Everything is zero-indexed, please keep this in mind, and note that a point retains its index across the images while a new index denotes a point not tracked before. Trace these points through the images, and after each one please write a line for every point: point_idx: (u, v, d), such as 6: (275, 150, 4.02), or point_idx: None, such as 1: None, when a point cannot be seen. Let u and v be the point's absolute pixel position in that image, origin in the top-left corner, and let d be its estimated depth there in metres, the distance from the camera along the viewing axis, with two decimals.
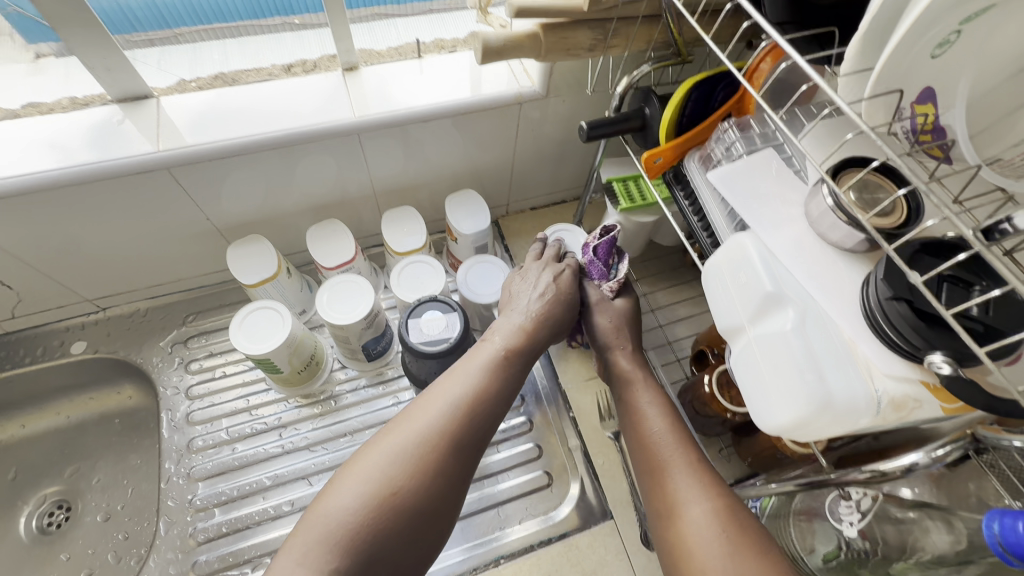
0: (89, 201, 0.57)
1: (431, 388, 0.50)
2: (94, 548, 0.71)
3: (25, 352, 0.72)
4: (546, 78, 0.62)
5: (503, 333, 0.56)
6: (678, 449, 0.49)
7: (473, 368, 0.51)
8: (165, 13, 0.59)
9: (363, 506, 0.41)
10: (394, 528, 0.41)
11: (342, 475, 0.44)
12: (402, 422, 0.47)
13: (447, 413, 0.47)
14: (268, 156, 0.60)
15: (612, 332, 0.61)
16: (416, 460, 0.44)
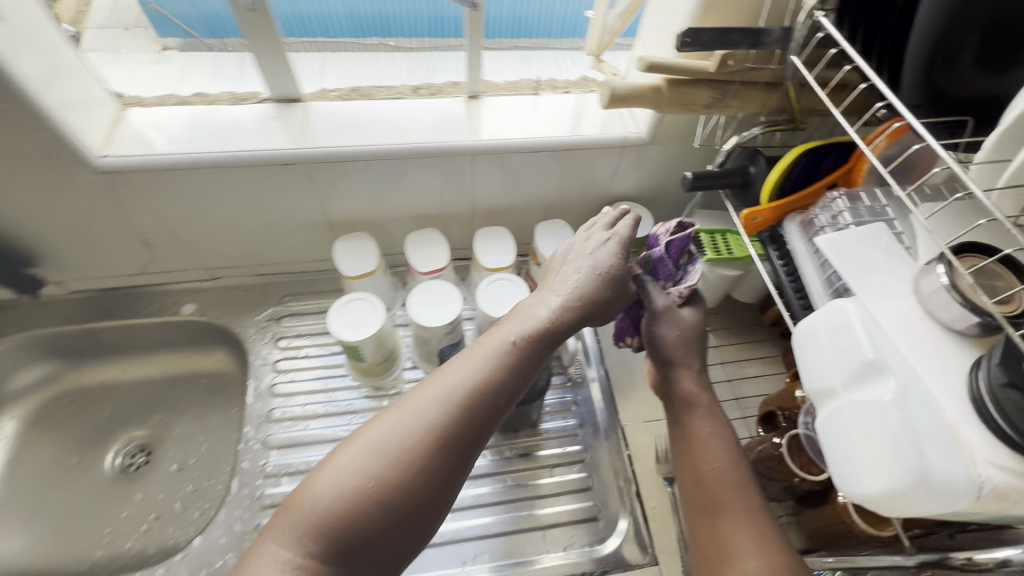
0: (237, 182, 0.64)
1: (447, 365, 0.43)
2: (166, 495, 0.77)
3: (144, 305, 0.80)
4: (654, 126, 0.67)
5: (523, 324, 0.46)
6: (738, 491, 0.49)
7: (490, 357, 0.43)
8: (328, 24, 0.68)
9: (356, 481, 0.37)
10: (384, 517, 0.37)
11: (334, 450, 0.39)
12: (411, 397, 0.41)
13: (463, 396, 0.41)
14: (395, 163, 0.67)
15: (676, 350, 0.56)
16: (401, 449, 0.38)
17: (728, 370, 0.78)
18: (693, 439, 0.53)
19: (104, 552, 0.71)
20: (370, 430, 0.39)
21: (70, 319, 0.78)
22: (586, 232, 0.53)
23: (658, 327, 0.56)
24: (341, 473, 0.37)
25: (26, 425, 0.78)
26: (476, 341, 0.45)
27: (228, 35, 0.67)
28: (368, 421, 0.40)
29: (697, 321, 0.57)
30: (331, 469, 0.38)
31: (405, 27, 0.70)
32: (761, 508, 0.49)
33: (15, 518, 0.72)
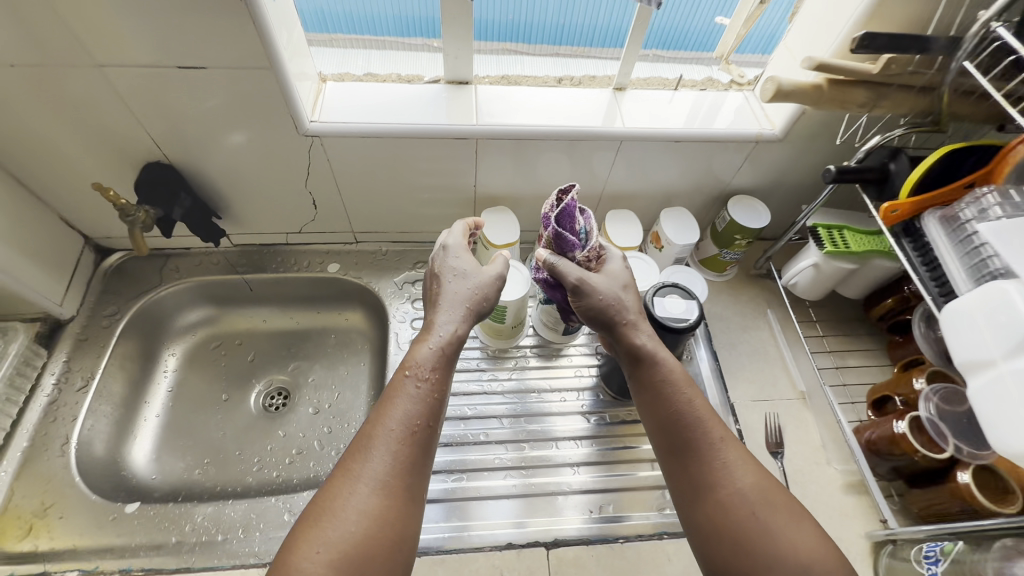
0: (411, 152, 0.72)
1: (383, 404, 0.50)
2: (305, 433, 0.84)
3: (294, 261, 0.88)
4: (790, 124, 0.72)
5: (428, 351, 0.54)
6: (697, 424, 0.53)
7: (413, 397, 0.51)
8: (509, 30, 0.77)
9: (349, 538, 0.43)
10: (371, 544, 0.43)
11: (311, 521, 0.44)
12: (346, 464, 0.47)
13: (399, 430, 0.48)
14: (549, 145, 0.74)
15: (606, 317, 0.60)
16: (353, 510, 0.44)
17: (835, 359, 0.82)
18: (659, 391, 0.56)
19: (255, 478, 0.79)
20: (339, 494, 0.45)
21: (230, 269, 0.87)
22: (448, 246, 0.63)
23: (584, 297, 0.60)
24: (331, 538, 0.43)
25: (184, 362, 0.87)
26: (398, 378, 0.52)
27: (430, 36, 0.75)
28: (331, 495, 0.45)
29: (621, 283, 0.62)
30: (314, 543, 0.43)
31: (582, 33, 0.78)
32: (722, 437, 0.53)
33: (178, 441, 0.81)
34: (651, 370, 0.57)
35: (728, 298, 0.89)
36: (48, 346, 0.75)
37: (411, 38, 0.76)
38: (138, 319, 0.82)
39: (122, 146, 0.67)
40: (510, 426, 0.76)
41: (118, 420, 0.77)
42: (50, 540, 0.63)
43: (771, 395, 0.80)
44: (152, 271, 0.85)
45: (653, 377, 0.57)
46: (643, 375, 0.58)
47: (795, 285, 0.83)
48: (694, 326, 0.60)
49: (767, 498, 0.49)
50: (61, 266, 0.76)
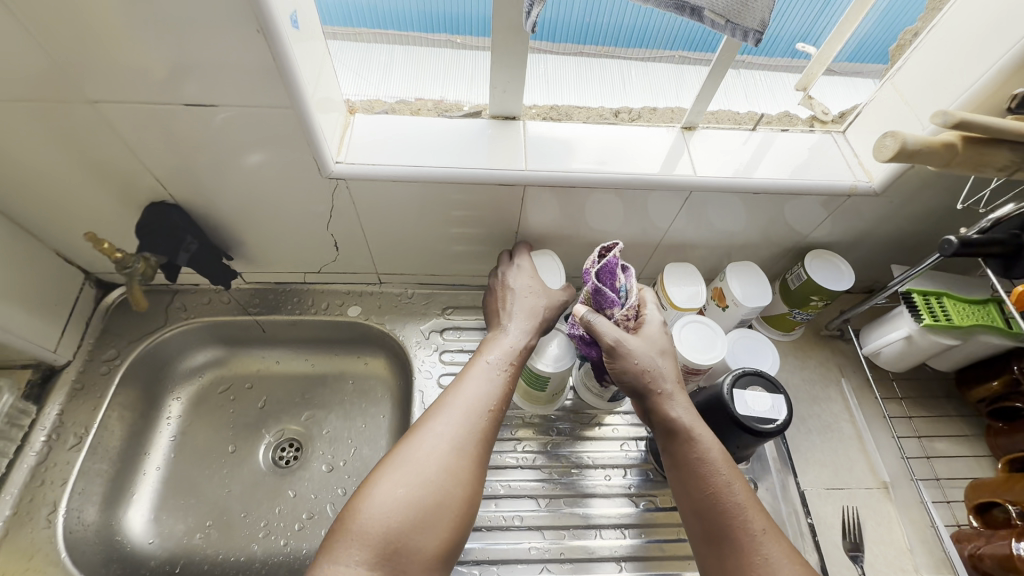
0: (449, 198, 0.63)
1: (453, 389, 0.57)
2: (317, 495, 0.76)
3: (312, 302, 0.80)
4: (892, 178, 0.62)
5: (500, 353, 0.61)
6: (734, 512, 0.47)
7: (485, 380, 0.58)
8: (576, 34, 0.66)
9: (418, 495, 0.49)
10: (430, 506, 0.49)
11: (379, 478, 0.50)
12: (422, 430, 0.53)
13: (475, 407, 0.55)
14: (608, 194, 0.64)
15: (640, 384, 0.54)
16: (430, 468, 0.50)
17: (922, 442, 0.71)
18: (694, 471, 0.50)
19: (261, 546, 0.71)
20: (405, 459, 0.51)
21: (242, 309, 0.79)
22: (521, 265, 0.68)
23: (619, 360, 0.54)
24: (398, 495, 0.48)
25: (190, 407, 0.80)
26: (472, 365, 0.60)
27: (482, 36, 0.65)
28: (398, 460, 0.51)
29: (660, 347, 0.56)
30: (386, 494, 0.49)
31: (667, 34, 0.65)
32: (763, 528, 0.46)
33: (178, 501, 0.73)
34: (683, 444, 0.51)
35: (795, 362, 0.79)
36: (40, 395, 0.68)
37: (436, 33, 0.64)
38: (141, 363, 0.75)
39: (123, 184, 0.59)
40: (548, 509, 0.67)
41: (114, 478, 0.70)
42: None
43: (847, 482, 0.70)
44: (158, 308, 0.78)
45: (687, 455, 0.50)
46: (675, 449, 0.51)
47: (878, 355, 0.72)
48: (784, 430, 0.50)
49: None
50: (57, 306, 0.69)
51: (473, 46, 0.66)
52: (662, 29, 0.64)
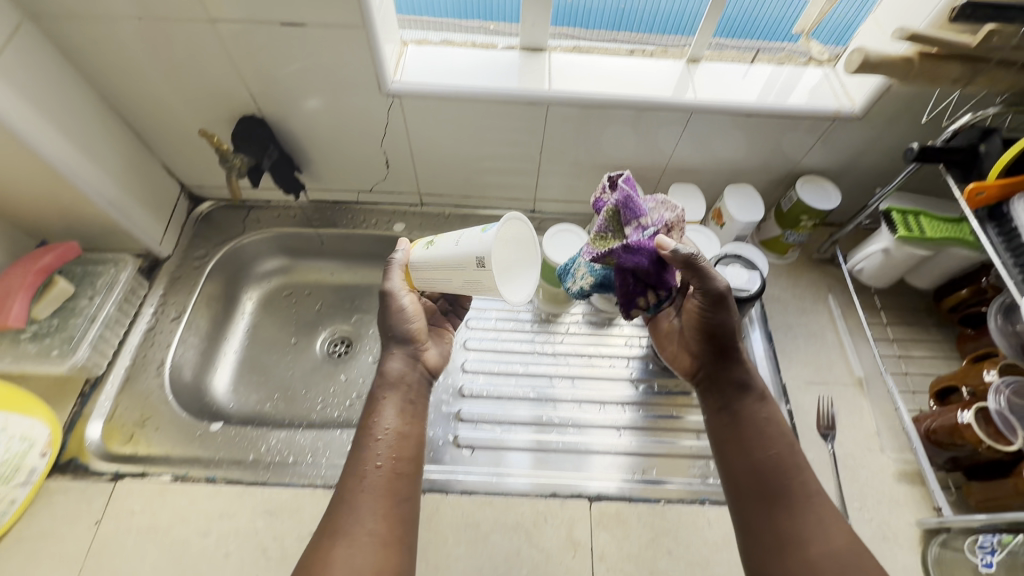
0: (484, 115, 0.75)
1: (353, 454, 0.57)
2: (364, 379, 0.90)
3: (363, 218, 0.93)
4: (871, 102, 0.70)
5: (392, 405, 0.61)
6: (793, 471, 0.55)
7: (389, 417, 0.60)
8: (597, 18, 0.78)
9: (367, 567, 0.49)
10: (383, 569, 0.50)
11: (322, 559, 0.49)
12: (354, 488, 0.54)
13: (388, 457, 0.57)
14: (619, 115, 0.75)
15: (727, 343, 0.61)
16: (370, 517, 0.52)
17: (898, 347, 0.80)
18: (759, 432, 0.58)
19: (319, 416, 0.85)
20: (338, 529, 0.51)
21: (305, 222, 0.93)
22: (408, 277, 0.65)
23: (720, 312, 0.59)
24: (347, 571, 0.48)
25: (260, 305, 0.95)
26: (371, 402, 0.61)
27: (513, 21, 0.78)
28: (333, 530, 0.51)
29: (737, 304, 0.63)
30: (333, 571, 0.48)
31: (675, 17, 0.77)
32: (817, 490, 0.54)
33: (252, 376, 0.88)
34: (754, 413, 0.60)
35: (787, 281, 0.88)
36: (148, 280, 0.83)
37: (471, 20, 0.78)
38: (224, 262, 0.90)
39: (224, 97, 0.73)
40: (559, 386, 0.79)
41: (202, 352, 0.85)
42: (148, 447, 0.71)
43: (826, 378, 0.79)
44: (237, 219, 0.92)
45: (758, 420, 0.59)
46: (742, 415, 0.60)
47: (861, 271, 0.81)
48: (756, 296, 0.61)
49: (861, 556, 0.49)
50: (161, 208, 0.84)
51: (504, 32, 0.79)
52: (693, 13, 0.76)
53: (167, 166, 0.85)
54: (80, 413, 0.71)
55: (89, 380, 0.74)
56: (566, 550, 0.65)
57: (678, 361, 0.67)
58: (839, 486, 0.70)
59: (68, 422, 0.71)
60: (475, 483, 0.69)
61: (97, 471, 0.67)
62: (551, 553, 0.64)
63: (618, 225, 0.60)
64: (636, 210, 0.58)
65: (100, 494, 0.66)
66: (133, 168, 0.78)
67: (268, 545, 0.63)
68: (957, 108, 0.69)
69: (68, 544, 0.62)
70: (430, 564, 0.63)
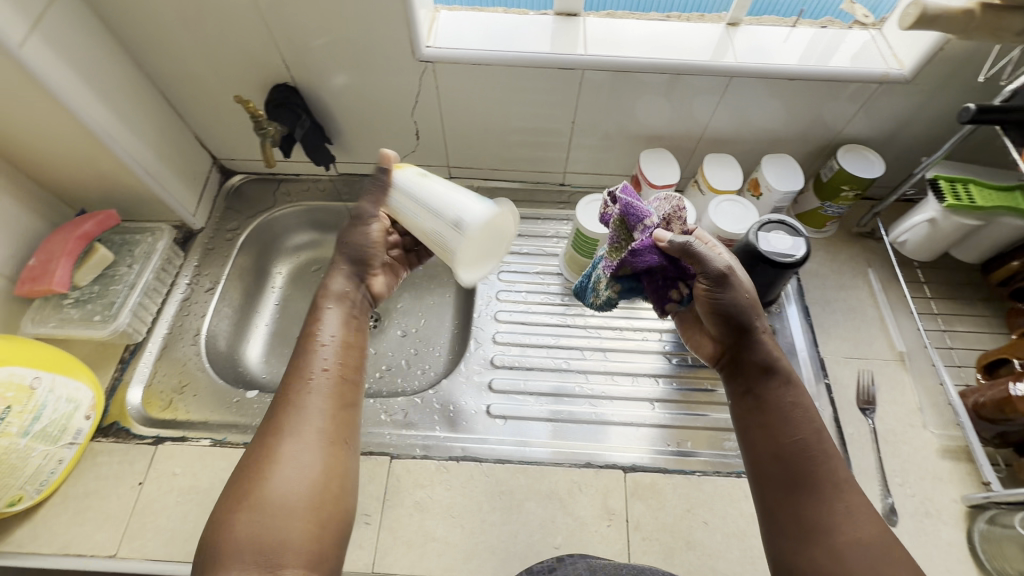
0: (518, 82, 0.74)
1: (296, 359, 0.54)
2: (394, 352, 0.90)
3: None
4: (923, 64, 0.67)
5: (339, 313, 0.58)
6: (822, 461, 0.51)
7: (331, 326, 0.57)
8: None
9: (312, 466, 0.48)
10: (322, 472, 0.49)
11: (262, 462, 0.48)
12: (299, 396, 0.52)
13: (327, 370, 0.54)
14: (655, 80, 0.74)
15: (743, 323, 0.56)
16: (312, 431, 0.50)
17: (942, 322, 0.77)
18: (782, 417, 0.53)
19: None
20: (287, 428, 0.50)
21: (334, 196, 0.93)
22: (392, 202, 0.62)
23: (727, 290, 0.56)
24: (289, 478, 0.47)
25: (290, 279, 0.95)
26: (314, 310, 0.58)
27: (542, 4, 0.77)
28: (276, 430, 0.50)
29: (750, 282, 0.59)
30: (275, 471, 0.47)
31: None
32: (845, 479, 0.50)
33: (284, 348, 0.89)
34: (779, 397, 0.55)
35: (825, 255, 0.86)
36: (183, 251, 0.84)
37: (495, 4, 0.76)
38: (256, 234, 0.90)
39: (258, 65, 0.73)
40: (591, 358, 0.78)
41: (235, 323, 0.86)
42: (186, 413, 0.72)
43: (867, 353, 0.77)
44: (267, 193, 0.93)
45: (784, 405, 0.54)
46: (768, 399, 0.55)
47: (903, 243, 0.79)
48: (801, 263, 0.59)
49: (890, 550, 0.46)
50: (194, 181, 0.85)
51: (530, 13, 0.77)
52: None
53: (200, 139, 0.86)
54: (121, 379, 0.73)
55: (129, 347, 0.75)
56: (601, 519, 0.64)
57: (707, 349, 0.63)
58: (880, 460, 0.69)
59: (110, 388, 0.72)
60: (508, 452, 0.69)
61: (139, 435, 0.69)
62: (586, 522, 0.64)
63: (625, 233, 0.62)
64: (639, 216, 0.60)
65: (142, 456, 0.67)
66: (167, 139, 0.79)
67: None
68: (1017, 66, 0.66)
69: (114, 503, 0.64)
70: (465, 529, 0.63)
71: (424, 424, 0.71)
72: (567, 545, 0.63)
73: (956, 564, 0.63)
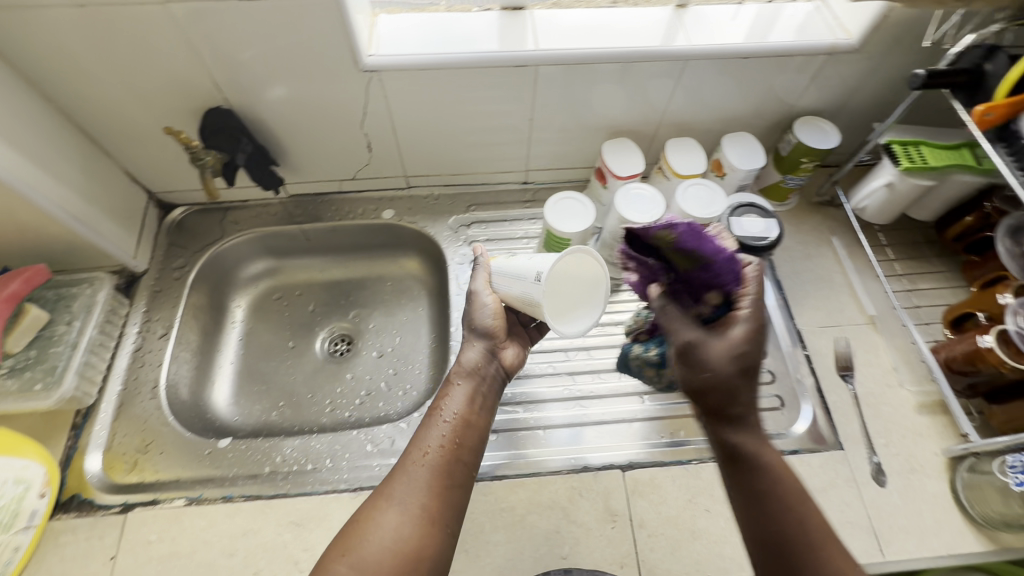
0: (470, 83, 0.71)
1: (419, 430, 0.60)
2: (371, 375, 0.87)
3: (349, 209, 0.89)
4: (869, 32, 0.68)
5: (460, 398, 0.63)
6: (807, 551, 0.45)
7: (455, 403, 0.62)
8: None
9: (404, 535, 0.50)
10: (411, 544, 0.50)
11: (363, 521, 0.51)
12: (413, 454, 0.57)
13: (447, 437, 0.58)
14: (610, 69, 0.72)
15: (715, 399, 0.50)
16: (423, 488, 0.54)
17: (905, 282, 0.80)
18: (761, 505, 0.48)
19: (330, 418, 0.82)
20: (392, 494, 0.53)
21: (287, 220, 0.88)
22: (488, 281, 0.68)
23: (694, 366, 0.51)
24: (387, 534, 0.50)
25: (250, 312, 0.90)
26: (445, 385, 0.65)
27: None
28: (384, 496, 0.53)
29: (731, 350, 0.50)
30: (370, 533, 0.50)
31: None
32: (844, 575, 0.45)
33: (253, 385, 0.84)
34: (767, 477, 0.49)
35: (790, 228, 0.87)
36: (127, 297, 0.78)
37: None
38: (206, 270, 0.84)
39: (185, 90, 0.67)
40: (575, 358, 0.77)
41: (197, 367, 0.81)
42: (154, 473, 0.67)
43: (839, 320, 0.79)
44: (213, 224, 0.87)
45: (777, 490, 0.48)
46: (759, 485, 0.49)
47: (864, 209, 0.80)
48: (774, 246, 0.59)
49: None
50: (130, 220, 0.78)
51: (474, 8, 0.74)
52: None
53: (130, 174, 0.79)
54: (76, 446, 0.67)
55: (80, 410, 0.69)
56: (605, 523, 0.64)
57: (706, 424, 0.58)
58: (864, 424, 0.71)
59: (64, 458, 0.66)
60: (503, 467, 0.68)
61: (105, 505, 0.63)
62: (591, 527, 0.63)
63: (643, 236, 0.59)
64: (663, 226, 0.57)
65: (111, 527, 0.62)
66: (93, 179, 0.72)
67: (299, 557, 0.60)
68: (959, 27, 0.67)
69: None
70: (468, 554, 0.61)
71: None
72: (574, 554, 0.62)
73: (942, 514, 0.65)
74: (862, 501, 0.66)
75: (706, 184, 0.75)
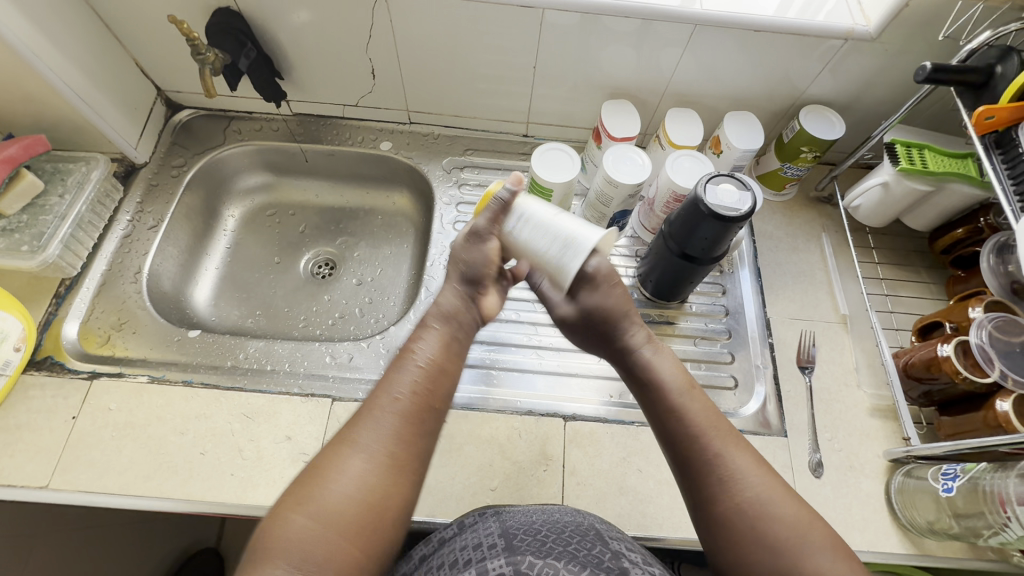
0: (477, 19, 0.71)
1: (386, 372, 0.51)
2: (348, 300, 0.88)
3: (349, 135, 0.90)
4: (887, 21, 0.66)
5: (436, 339, 0.54)
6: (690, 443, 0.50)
7: (429, 346, 0.53)
8: None
9: (368, 485, 0.45)
10: (377, 496, 0.45)
11: (319, 467, 0.45)
12: (376, 399, 0.49)
13: (416, 383, 0.50)
14: (620, 25, 0.71)
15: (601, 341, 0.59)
16: (388, 436, 0.47)
17: (884, 287, 0.80)
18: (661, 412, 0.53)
19: (300, 332, 0.84)
20: (354, 440, 0.46)
21: (288, 137, 0.90)
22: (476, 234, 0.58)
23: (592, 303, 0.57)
24: (346, 483, 0.44)
25: (242, 223, 0.92)
26: (419, 326, 0.56)
27: None
28: (344, 440, 0.47)
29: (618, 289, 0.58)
30: (331, 483, 0.44)
31: None
32: (788, 542, 0.43)
33: (232, 291, 0.87)
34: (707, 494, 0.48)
35: (782, 219, 0.86)
36: (123, 185, 0.81)
37: None
38: (203, 174, 0.87)
39: None
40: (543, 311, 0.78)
41: (183, 264, 0.84)
42: (124, 350, 0.70)
43: (811, 315, 0.79)
44: (217, 130, 0.89)
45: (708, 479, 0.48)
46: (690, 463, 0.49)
47: (857, 208, 0.79)
48: (745, 217, 0.59)
49: (774, 506, 0.45)
50: (136, 113, 0.81)
51: None
52: None
53: (141, 67, 0.81)
54: (56, 314, 0.71)
55: (64, 282, 0.73)
56: (539, 464, 0.66)
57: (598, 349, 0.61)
58: (813, 416, 0.71)
59: (44, 322, 0.70)
60: None
61: (75, 369, 0.67)
62: (524, 466, 0.66)
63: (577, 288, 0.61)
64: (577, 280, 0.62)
65: (76, 390, 0.65)
66: (102, 63, 0.74)
67: (244, 446, 0.64)
68: (975, 24, 0.66)
69: (46, 435, 0.63)
70: None
71: (368, 368, 0.72)
72: (503, 487, 0.64)
73: (872, 513, 0.66)
74: (794, 487, 0.67)
75: (698, 155, 0.74)
